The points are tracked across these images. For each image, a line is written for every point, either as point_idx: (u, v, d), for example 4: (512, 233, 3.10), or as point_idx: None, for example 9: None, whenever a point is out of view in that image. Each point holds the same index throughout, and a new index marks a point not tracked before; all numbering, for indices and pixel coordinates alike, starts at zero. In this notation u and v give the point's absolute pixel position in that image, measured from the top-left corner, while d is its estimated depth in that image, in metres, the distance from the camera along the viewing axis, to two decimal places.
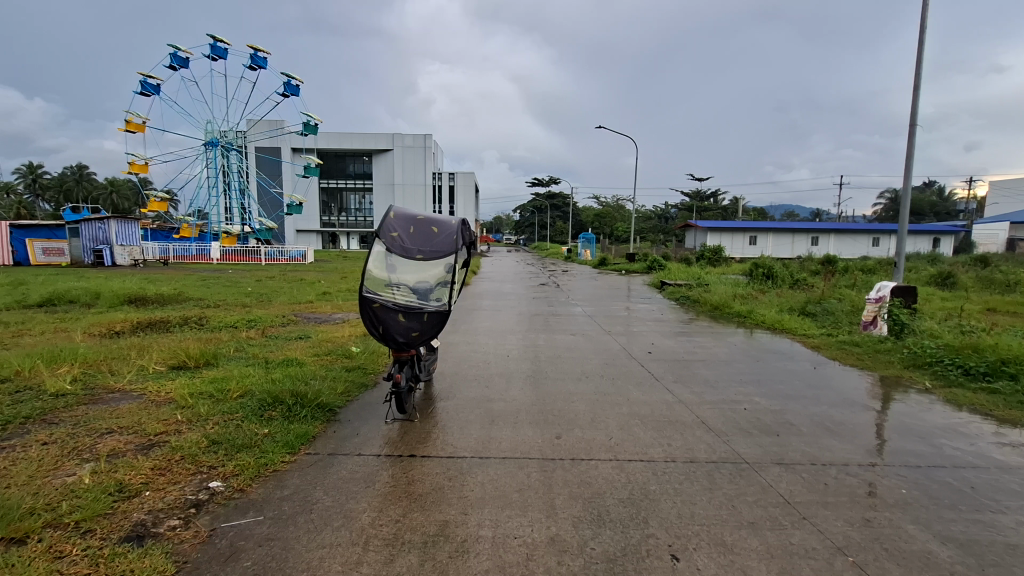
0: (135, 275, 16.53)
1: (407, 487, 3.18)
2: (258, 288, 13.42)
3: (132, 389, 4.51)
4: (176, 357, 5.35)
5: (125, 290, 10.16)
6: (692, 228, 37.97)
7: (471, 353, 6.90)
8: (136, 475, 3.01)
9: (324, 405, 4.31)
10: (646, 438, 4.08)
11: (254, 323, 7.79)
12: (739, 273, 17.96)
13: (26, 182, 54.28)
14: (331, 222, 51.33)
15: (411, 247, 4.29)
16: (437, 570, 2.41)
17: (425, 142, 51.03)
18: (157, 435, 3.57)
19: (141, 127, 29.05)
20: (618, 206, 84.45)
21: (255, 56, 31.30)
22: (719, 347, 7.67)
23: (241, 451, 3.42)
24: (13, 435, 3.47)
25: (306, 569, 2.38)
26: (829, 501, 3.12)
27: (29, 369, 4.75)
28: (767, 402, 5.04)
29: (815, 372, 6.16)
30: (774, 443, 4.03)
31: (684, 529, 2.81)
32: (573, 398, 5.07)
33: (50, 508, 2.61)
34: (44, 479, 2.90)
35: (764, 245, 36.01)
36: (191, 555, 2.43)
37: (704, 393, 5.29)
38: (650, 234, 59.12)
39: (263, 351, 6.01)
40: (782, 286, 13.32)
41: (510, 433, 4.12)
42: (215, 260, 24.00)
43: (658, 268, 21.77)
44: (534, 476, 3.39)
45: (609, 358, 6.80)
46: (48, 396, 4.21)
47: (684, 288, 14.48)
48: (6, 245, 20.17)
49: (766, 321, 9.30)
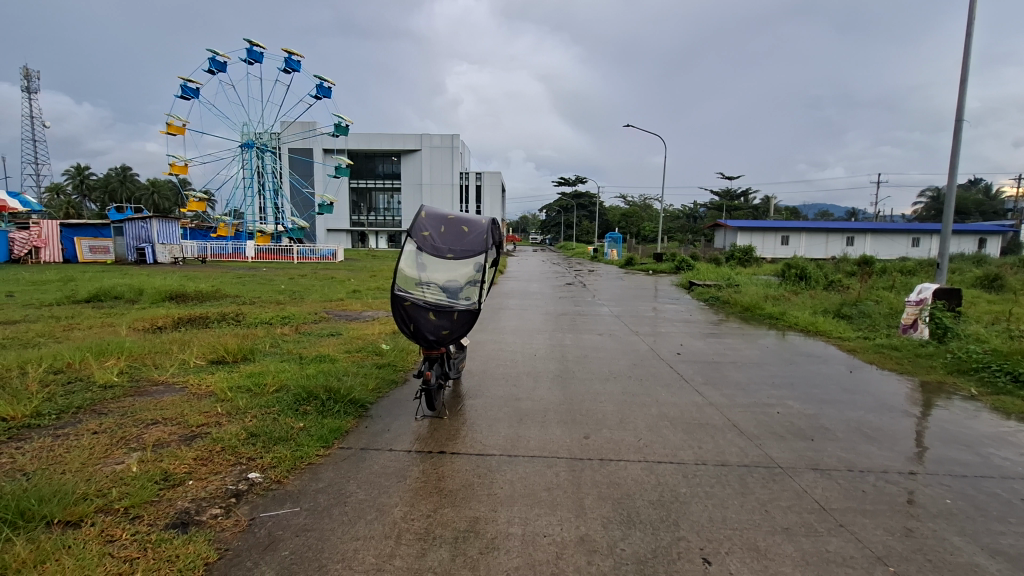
0: (175, 273, 17.19)
1: (437, 482, 3.23)
2: (291, 286, 13.75)
3: (175, 381, 4.69)
4: (215, 352, 5.54)
5: (165, 287, 10.55)
6: (721, 228, 37.30)
7: (498, 352, 6.94)
8: (179, 465, 3.13)
9: (356, 401, 4.40)
10: (676, 441, 4.04)
11: (287, 320, 8.00)
12: (771, 274, 17.59)
13: (73, 183, 56.78)
14: (360, 221, 52.26)
15: (441, 247, 4.34)
16: (468, 566, 2.44)
17: (453, 142, 51.42)
18: (199, 427, 3.71)
19: (181, 130, 30.14)
20: (645, 206, 83.69)
21: (290, 59, 32.03)
22: (750, 348, 7.52)
23: (278, 444, 3.52)
24: (65, 423, 3.66)
25: (341, 560, 2.44)
26: (867, 510, 3.04)
27: (79, 362, 4.99)
28: (802, 406, 4.93)
29: (851, 376, 5.98)
30: (808, 448, 3.94)
31: (716, 533, 2.77)
32: (600, 399, 5.05)
33: (101, 494, 2.73)
34: (95, 466, 3.04)
35: (796, 245, 35.06)
36: (232, 542, 2.52)
37: (735, 396, 5.20)
38: (678, 234, 58.23)
39: (297, 347, 6.18)
40: (816, 287, 12.95)
41: (538, 432, 4.13)
42: (249, 259, 24.71)
43: (687, 268, 21.51)
44: (563, 475, 3.40)
45: (637, 359, 6.75)
46: (97, 387, 4.42)
47: (714, 288, 14.28)
48: (57, 243, 21.16)
49: (799, 323, 9.09)
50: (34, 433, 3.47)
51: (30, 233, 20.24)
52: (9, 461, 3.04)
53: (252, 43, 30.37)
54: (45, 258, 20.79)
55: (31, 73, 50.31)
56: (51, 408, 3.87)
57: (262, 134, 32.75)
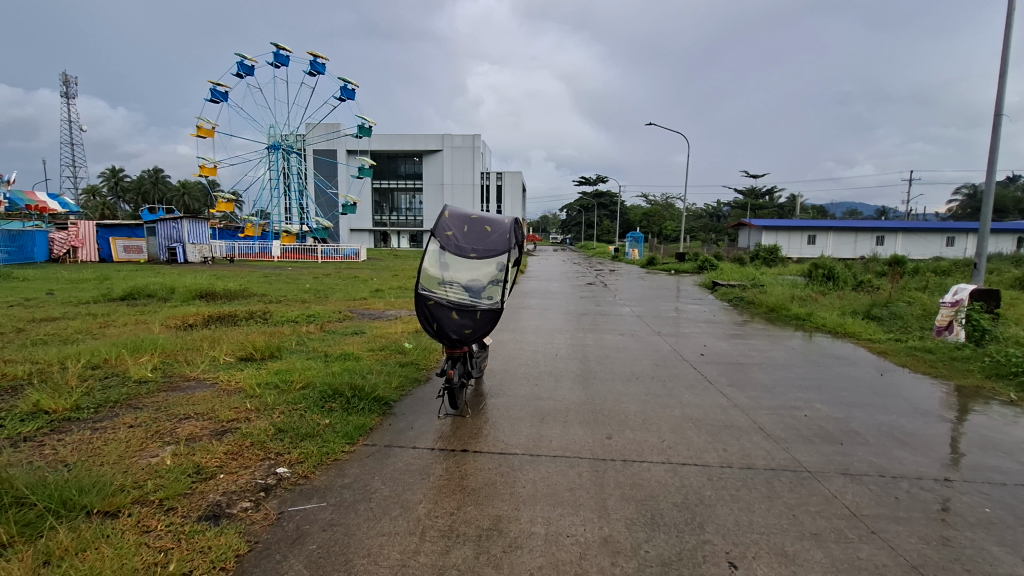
0: (206, 271, 17.72)
1: (461, 480, 3.25)
2: (316, 285, 13.99)
3: (206, 377, 4.83)
4: (243, 349, 5.67)
5: (195, 286, 10.87)
6: (746, 227, 36.68)
7: (519, 351, 6.95)
8: (211, 458, 3.21)
9: (380, 399, 4.46)
10: (700, 442, 3.99)
11: (312, 318, 8.13)
12: (797, 274, 17.24)
13: (109, 185, 58.85)
14: (382, 221, 52.90)
15: (465, 246, 4.37)
16: (492, 564, 2.44)
17: (474, 142, 51.61)
18: (229, 422, 3.80)
19: (210, 133, 30.94)
20: (666, 205, 82.85)
21: (315, 62, 32.58)
22: (776, 350, 7.38)
23: (305, 440, 3.59)
24: (103, 417, 3.79)
25: (367, 554, 2.48)
26: (900, 517, 2.95)
27: (115, 358, 5.16)
28: (830, 409, 4.81)
29: (882, 379, 5.82)
30: (838, 452, 3.85)
31: (742, 537, 2.73)
32: (623, 399, 5.01)
33: (137, 486, 2.82)
34: (132, 459, 3.15)
35: (824, 245, 34.22)
36: (261, 535, 2.57)
37: (761, 398, 5.11)
38: (701, 234, 57.34)
39: (322, 345, 6.28)
40: (845, 288, 12.62)
41: (560, 432, 4.11)
42: (275, 258, 25.22)
43: (710, 268, 21.23)
44: (585, 476, 3.38)
45: (659, 360, 6.69)
46: (132, 382, 4.58)
47: (738, 288, 14.08)
48: (93, 243, 21.94)
49: (827, 324, 8.88)
50: (75, 426, 3.60)
51: (68, 234, 20.99)
52: (51, 452, 3.17)
53: (279, 47, 30.99)
54: (83, 257, 21.58)
55: (69, 79, 52.24)
56: (90, 402, 4.02)
57: (287, 136, 33.38)
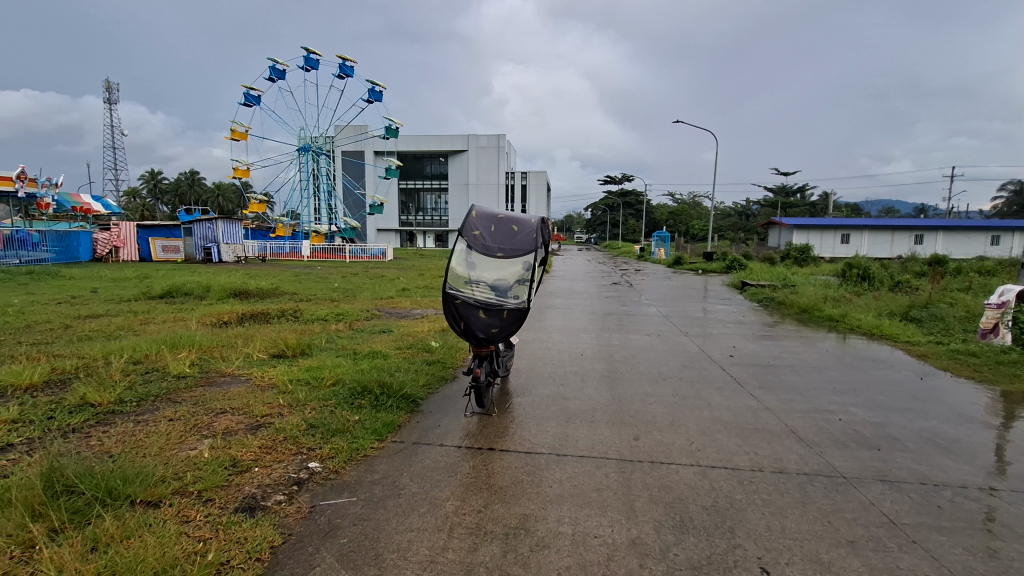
0: (239, 270, 18.19)
1: (487, 478, 3.27)
2: (344, 284, 14.24)
3: (241, 373, 4.98)
4: (276, 346, 5.82)
5: (229, 284, 11.20)
6: (776, 226, 35.81)
7: (545, 351, 6.94)
8: (246, 452, 3.31)
9: (408, 397, 4.52)
10: (730, 445, 3.91)
11: (341, 317, 8.28)
12: (830, 274, 16.74)
13: (148, 188, 61.17)
14: (408, 222, 53.54)
15: (492, 245, 4.39)
16: (519, 563, 2.45)
17: (499, 142, 51.73)
18: (263, 417, 3.91)
19: (244, 135, 31.80)
20: (693, 204, 81.55)
21: (344, 65, 33.13)
22: (809, 352, 7.18)
23: (335, 436, 3.66)
24: (145, 410, 3.94)
25: (397, 549, 2.51)
26: (944, 526, 2.84)
27: (156, 354, 5.37)
28: (866, 413, 4.66)
29: (922, 384, 5.59)
30: (875, 457, 3.73)
31: (775, 543, 2.67)
32: (650, 400, 4.96)
33: (177, 477, 2.93)
34: (172, 451, 3.26)
35: (858, 245, 33.13)
36: (294, 528, 2.64)
37: (793, 401, 4.98)
38: (729, 234, 56.14)
39: (351, 342, 6.40)
40: (881, 288, 12.21)
41: (586, 432, 4.10)
42: (304, 258, 25.76)
43: (739, 268, 20.81)
44: (613, 476, 3.36)
45: (687, 361, 6.59)
46: (172, 377, 4.75)
47: (768, 288, 13.77)
48: (134, 243, 22.80)
49: (862, 326, 8.60)
50: (119, 418, 3.76)
51: (111, 234, 21.87)
52: (97, 443, 3.32)
53: (309, 52, 31.65)
54: (124, 257, 22.47)
55: (112, 86, 54.40)
56: (132, 395, 4.18)
57: (317, 138, 34.06)
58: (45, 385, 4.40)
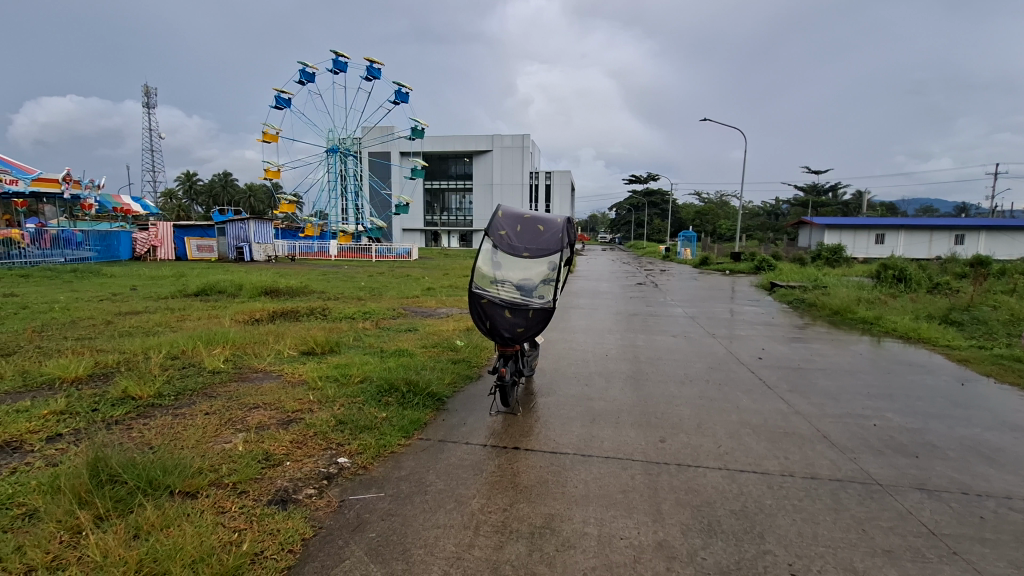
0: (269, 269, 18.61)
1: (513, 478, 3.27)
2: (371, 283, 14.46)
3: (272, 369, 5.11)
4: (305, 343, 5.95)
5: (261, 283, 11.49)
6: (807, 226, 34.89)
7: (569, 350, 6.93)
8: (278, 446, 3.40)
9: (434, 395, 4.57)
10: (759, 449, 3.84)
11: (368, 315, 8.42)
12: (865, 275, 16.24)
13: (183, 188, 63.07)
14: (433, 221, 54.02)
15: (518, 245, 4.40)
16: (545, 562, 2.45)
17: (523, 142, 51.74)
18: (294, 412, 4.01)
19: (275, 137, 32.58)
20: (721, 203, 80.06)
21: (371, 67, 33.59)
22: (841, 355, 6.97)
23: (363, 432, 3.72)
24: (182, 404, 4.08)
25: (423, 545, 2.55)
26: (987, 538, 2.73)
27: (192, 349, 5.54)
28: (903, 419, 4.51)
29: (963, 390, 5.38)
30: (913, 465, 3.61)
31: (807, 550, 2.61)
32: (677, 402, 4.90)
33: (213, 469, 3.02)
34: (208, 443, 3.37)
35: (894, 245, 31.97)
36: (324, 521, 2.70)
37: (825, 406, 4.85)
38: (758, 234, 54.93)
39: (378, 341, 6.49)
40: (918, 290, 11.79)
41: (612, 433, 4.07)
42: (332, 257, 26.22)
43: (768, 268, 20.38)
44: (638, 478, 3.33)
45: (715, 362, 6.48)
46: (207, 372, 4.91)
47: (799, 289, 13.44)
48: (171, 243, 23.59)
49: (899, 329, 8.32)
50: (158, 411, 3.90)
51: (148, 234, 22.70)
52: (139, 435, 3.45)
53: (338, 54, 32.14)
54: (161, 256, 23.29)
55: (151, 91, 56.25)
56: (170, 389, 4.33)
57: (345, 139, 34.59)
58: (90, 378, 4.60)
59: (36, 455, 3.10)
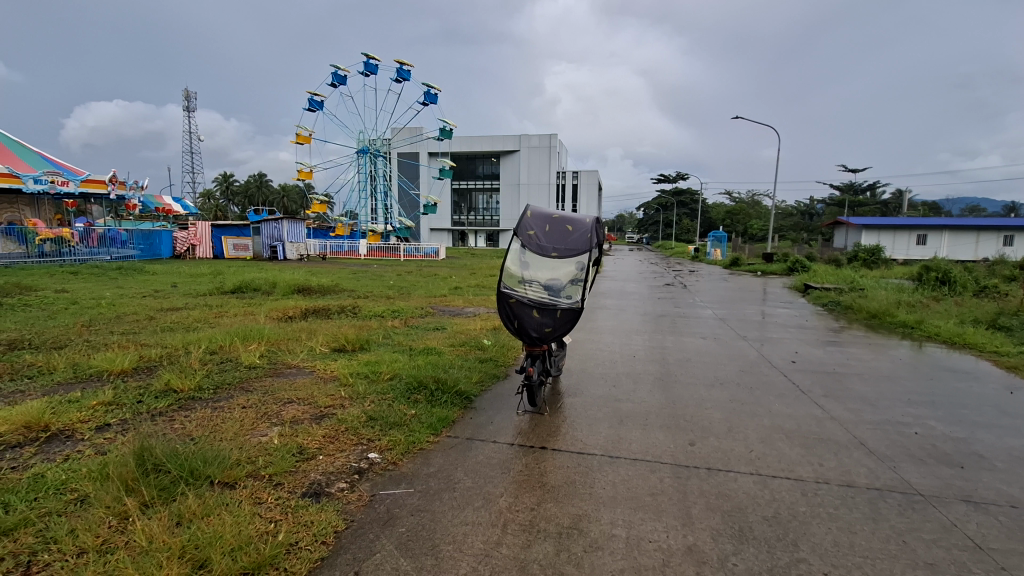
0: (301, 268, 19.04)
1: (540, 477, 3.27)
2: (400, 282, 14.67)
3: (305, 365, 5.24)
4: (337, 341, 6.07)
5: (294, 281, 11.80)
6: (842, 226, 33.83)
7: (596, 351, 6.89)
8: (312, 440, 3.49)
9: (462, 393, 4.61)
10: (793, 455, 3.75)
11: (397, 313, 8.55)
12: (906, 277, 15.62)
13: (220, 189, 65.22)
14: (460, 221, 54.44)
15: (546, 245, 4.40)
16: (573, 563, 2.45)
17: (551, 142, 51.59)
18: (327, 407, 4.10)
19: (308, 139, 33.34)
20: (752, 202, 78.25)
21: (401, 69, 34.03)
22: (880, 360, 6.73)
23: (393, 428, 3.79)
24: (220, 398, 4.22)
25: (452, 541, 2.58)
26: None
27: (229, 345, 5.73)
28: (947, 428, 4.33)
29: (1011, 398, 5.13)
30: (957, 476, 3.47)
31: (844, 560, 2.53)
32: (707, 405, 4.82)
33: (250, 461, 3.12)
34: (246, 436, 3.49)
35: (936, 245, 30.70)
36: (356, 515, 2.75)
37: (862, 412, 4.70)
38: (791, 234, 53.45)
39: (406, 339, 6.57)
40: (963, 293, 11.29)
41: (640, 435, 4.04)
42: (362, 256, 26.67)
43: (802, 269, 19.85)
44: (667, 481, 3.30)
45: (746, 365, 6.35)
46: (244, 367, 5.06)
47: (834, 291, 13.03)
48: (208, 241, 24.40)
49: (941, 334, 7.98)
50: (198, 404, 4.05)
51: (188, 233, 23.54)
52: (180, 427, 3.59)
53: (368, 57, 32.62)
54: (199, 254, 24.12)
55: (190, 95, 58.03)
56: (209, 383, 4.49)
57: (375, 140, 35.17)
58: (135, 371, 4.80)
59: (86, 443, 3.26)
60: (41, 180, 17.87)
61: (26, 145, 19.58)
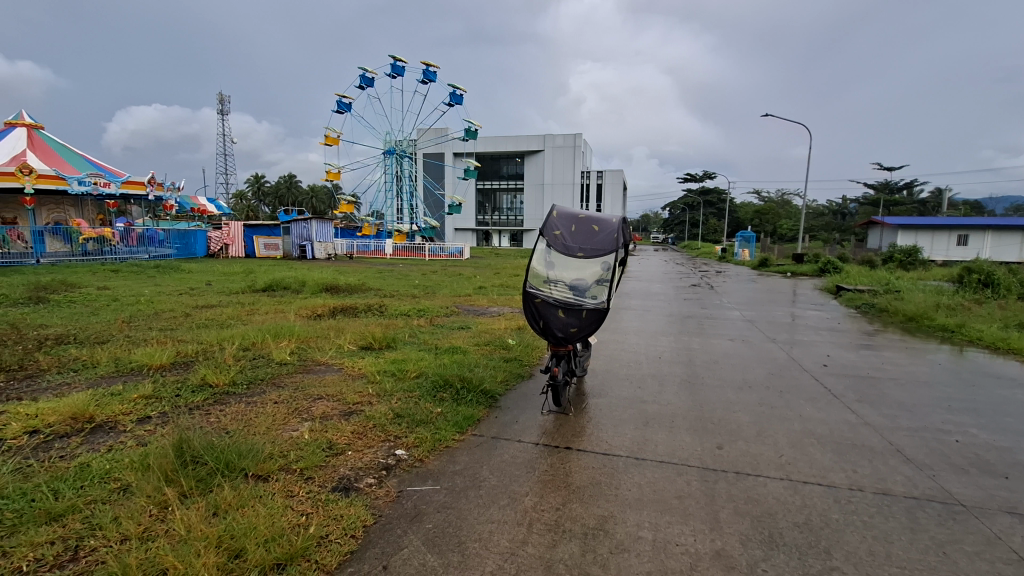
0: (330, 268, 19.42)
1: (565, 478, 3.27)
2: (425, 281, 14.81)
3: (333, 362, 5.34)
4: (364, 339, 6.18)
5: (322, 280, 12.03)
6: (877, 225, 32.78)
7: (620, 352, 6.84)
8: (340, 436, 3.56)
9: (487, 392, 4.63)
10: (825, 461, 3.66)
11: (422, 313, 8.64)
12: (945, 279, 15.06)
13: (252, 190, 67.05)
14: (485, 221, 54.66)
15: (572, 245, 4.39)
16: (599, 563, 2.45)
17: (576, 142, 51.29)
18: (354, 404, 4.17)
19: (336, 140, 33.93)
20: (782, 202, 76.43)
21: (427, 71, 34.33)
22: (917, 365, 6.49)
23: (419, 426, 3.84)
24: (253, 393, 4.34)
25: (478, 539, 2.60)
26: None
27: (261, 342, 5.88)
28: (990, 436, 4.16)
29: None
30: (1001, 486, 3.33)
31: (879, 570, 2.47)
32: (734, 408, 4.73)
33: (282, 455, 3.21)
34: (278, 431, 3.58)
35: (978, 246, 29.49)
36: (384, 510, 2.80)
37: (899, 418, 4.55)
38: (823, 234, 51.99)
39: (432, 338, 6.64)
40: (1008, 296, 10.82)
41: (666, 437, 4.00)
42: (388, 256, 27.01)
43: (834, 270, 19.36)
44: (695, 485, 3.25)
45: (776, 368, 6.22)
46: (275, 363, 5.20)
47: (868, 293, 12.67)
48: (240, 241, 25.07)
49: (984, 338, 7.67)
50: (232, 398, 4.18)
51: (221, 233, 24.24)
52: (216, 420, 3.71)
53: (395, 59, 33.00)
54: (231, 254, 24.80)
55: (225, 99, 59.93)
56: (243, 378, 4.63)
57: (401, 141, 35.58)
58: (172, 366, 4.98)
59: (129, 435, 3.40)
60: (85, 181, 18.65)
61: (71, 147, 20.50)
